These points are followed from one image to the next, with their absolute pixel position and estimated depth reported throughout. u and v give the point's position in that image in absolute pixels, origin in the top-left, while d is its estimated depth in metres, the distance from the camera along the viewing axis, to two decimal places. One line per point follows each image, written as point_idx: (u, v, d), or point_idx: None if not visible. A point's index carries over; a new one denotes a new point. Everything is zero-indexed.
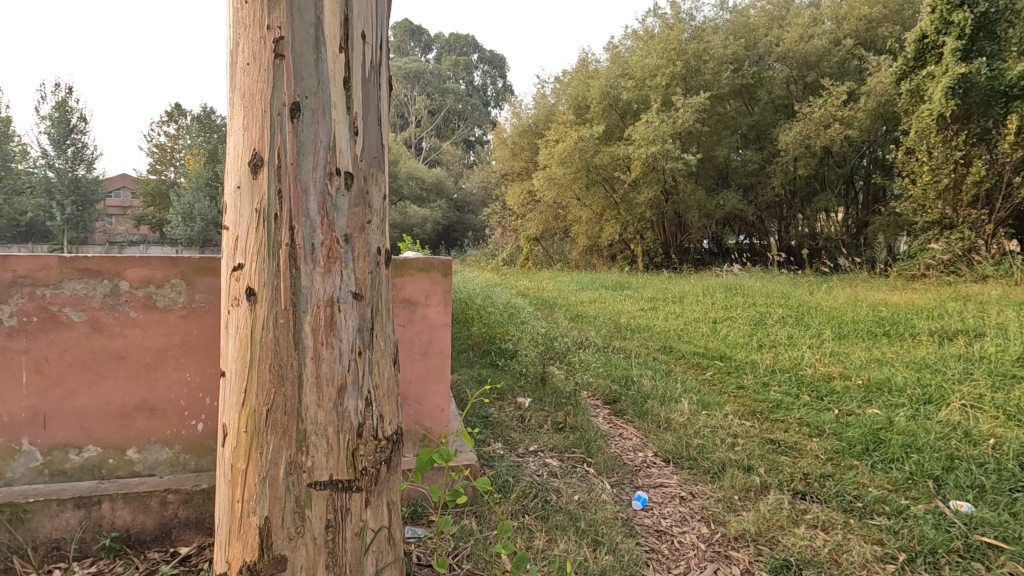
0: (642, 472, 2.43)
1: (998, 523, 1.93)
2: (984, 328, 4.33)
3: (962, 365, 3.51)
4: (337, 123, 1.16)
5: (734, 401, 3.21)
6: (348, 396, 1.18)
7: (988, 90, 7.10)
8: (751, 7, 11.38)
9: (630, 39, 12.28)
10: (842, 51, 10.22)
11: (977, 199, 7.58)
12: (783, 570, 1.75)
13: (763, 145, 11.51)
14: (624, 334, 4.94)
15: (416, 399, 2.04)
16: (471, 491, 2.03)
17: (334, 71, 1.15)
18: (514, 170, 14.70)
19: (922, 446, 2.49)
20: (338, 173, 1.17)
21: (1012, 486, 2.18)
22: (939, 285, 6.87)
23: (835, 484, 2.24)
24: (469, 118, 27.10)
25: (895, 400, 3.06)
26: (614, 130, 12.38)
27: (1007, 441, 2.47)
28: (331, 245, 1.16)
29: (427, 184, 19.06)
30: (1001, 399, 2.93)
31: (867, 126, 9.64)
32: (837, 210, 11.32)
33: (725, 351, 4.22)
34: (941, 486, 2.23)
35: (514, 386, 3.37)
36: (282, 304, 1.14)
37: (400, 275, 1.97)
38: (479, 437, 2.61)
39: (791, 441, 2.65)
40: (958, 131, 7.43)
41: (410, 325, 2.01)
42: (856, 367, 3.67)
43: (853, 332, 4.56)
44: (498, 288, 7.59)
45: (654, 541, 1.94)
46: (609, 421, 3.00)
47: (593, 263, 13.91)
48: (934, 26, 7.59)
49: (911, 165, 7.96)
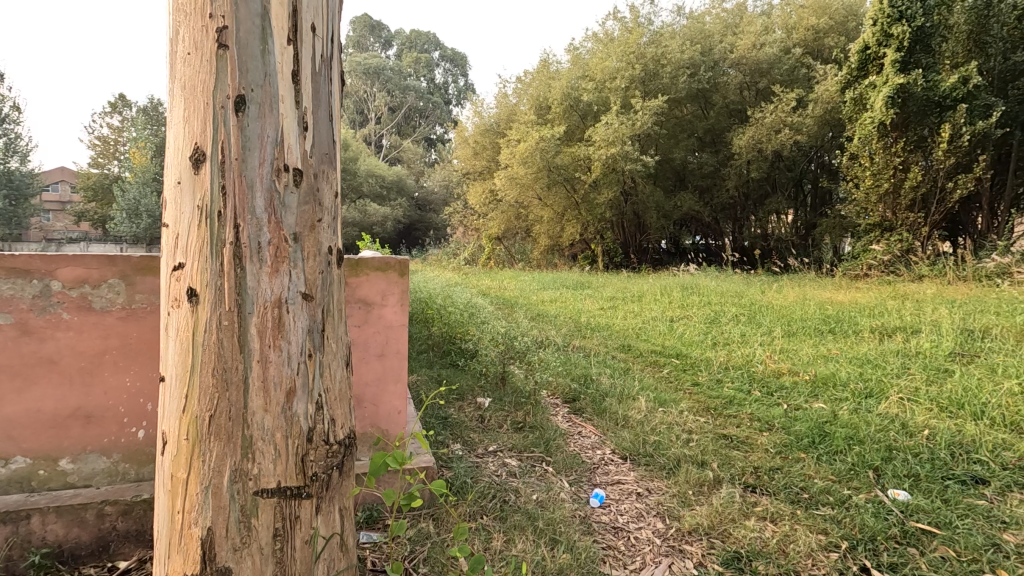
0: (600, 470, 2.45)
1: (932, 510, 2.04)
2: (920, 325, 4.59)
3: (900, 361, 3.71)
4: (285, 118, 1.12)
5: (689, 398, 3.29)
6: (297, 400, 1.14)
7: (924, 100, 7.52)
8: (707, 13, 11.69)
9: (590, 41, 12.49)
10: (791, 59, 10.58)
11: (914, 203, 8.02)
12: (734, 563, 1.80)
13: (718, 147, 11.84)
14: (584, 333, 5.00)
15: (373, 401, 2.00)
16: (428, 495, 2.01)
17: (281, 64, 1.11)
18: (475, 169, 14.67)
19: (863, 439, 2.61)
20: (286, 169, 1.13)
21: (944, 474, 2.31)
22: (880, 285, 7.22)
23: (783, 477, 2.32)
24: (430, 116, 26.88)
25: (839, 394, 3.20)
26: (575, 131, 12.52)
27: (939, 432, 2.62)
28: (279, 244, 1.12)
29: (387, 182, 18.79)
30: (934, 391, 3.10)
31: (814, 131, 10.06)
32: (787, 212, 11.80)
33: (681, 349, 4.32)
34: (880, 476, 2.34)
35: (473, 386, 3.35)
36: (226, 305, 1.09)
37: (355, 274, 1.92)
38: (438, 438, 2.58)
39: (742, 436, 2.73)
40: (897, 139, 7.82)
41: (366, 325, 1.96)
42: (804, 363, 3.82)
43: (802, 329, 4.74)
44: (459, 287, 7.56)
45: (610, 537, 1.97)
46: (569, 420, 3.02)
47: (555, 262, 14.02)
48: (876, 38, 7.99)
49: (855, 170, 8.38)
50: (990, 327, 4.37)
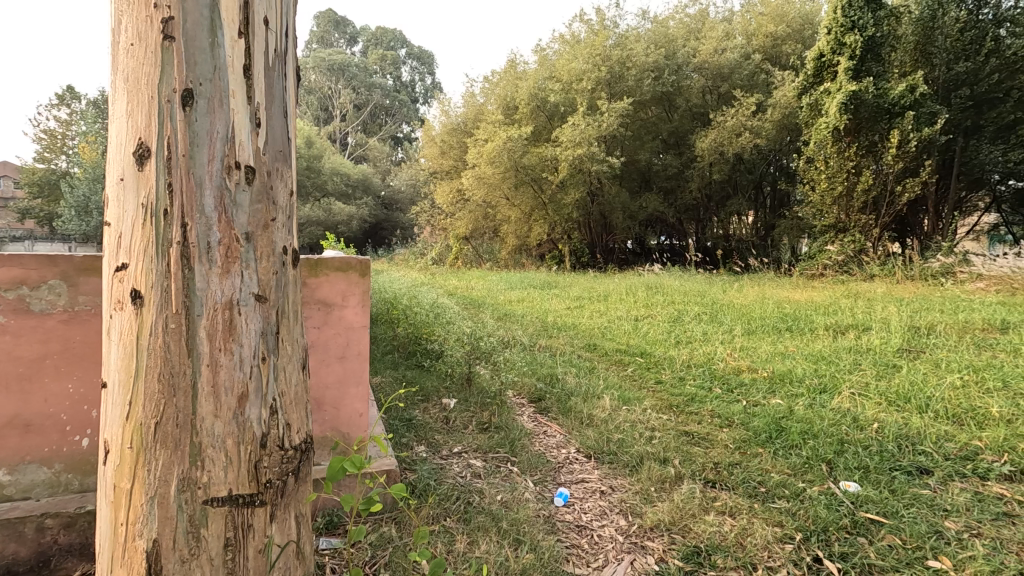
0: (564, 469, 2.47)
1: (880, 500, 2.12)
2: (871, 322, 4.78)
3: (852, 357, 3.85)
4: (236, 113, 1.09)
5: (653, 395, 3.35)
6: (250, 405, 1.10)
7: (875, 107, 7.86)
8: (671, 18, 11.92)
9: (557, 42, 12.58)
10: (751, 65, 10.87)
11: (867, 205, 8.34)
12: (694, 557, 1.84)
13: (681, 150, 12.09)
14: (551, 333, 5.03)
15: (333, 405, 1.96)
16: (388, 499, 1.98)
17: (232, 58, 1.07)
18: (442, 168, 14.56)
19: (817, 433, 2.70)
20: (237, 167, 1.09)
21: (892, 465, 2.41)
22: (836, 284, 7.47)
23: (742, 472, 2.38)
24: (397, 114, 26.59)
25: (795, 390, 3.30)
26: (542, 132, 12.60)
27: (888, 425, 2.74)
28: (230, 244, 1.08)
29: (352, 181, 18.47)
30: (883, 386, 3.24)
31: (773, 135, 10.37)
32: (748, 213, 12.10)
33: (645, 348, 4.38)
34: (833, 468, 2.43)
35: (438, 387, 3.33)
36: (173, 307, 1.05)
37: (314, 274, 1.88)
38: (401, 440, 2.55)
39: (703, 433, 2.79)
40: (850, 143, 8.15)
41: (326, 327, 1.92)
42: (762, 360, 3.94)
43: (761, 328, 4.87)
44: (425, 288, 7.48)
45: (574, 536, 1.98)
46: (534, 420, 3.02)
47: (522, 262, 14.05)
48: (830, 46, 8.34)
49: (811, 173, 8.67)
50: (934, 324, 4.60)
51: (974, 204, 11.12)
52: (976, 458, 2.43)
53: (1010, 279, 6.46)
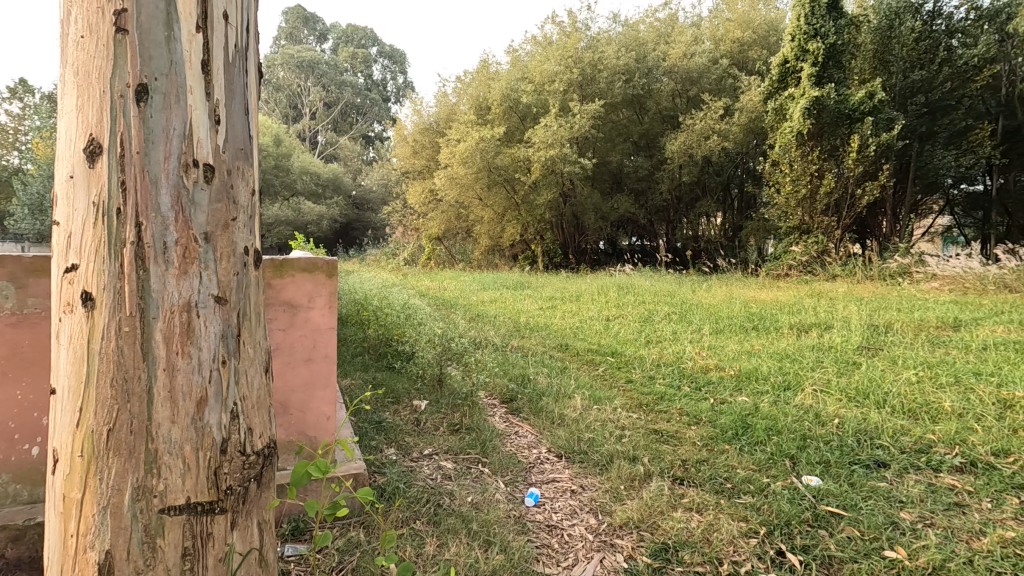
0: (535, 468, 2.47)
1: (839, 493, 2.19)
2: (832, 321, 4.94)
3: (815, 355, 3.97)
4: (194, 109, 1.05)
5: (623, 394, 3.39)
6: (209, 409, 1.07)
7: (837, 113, 8.13)
8: (641, 22, 12.09)
9: (529, 44, 12.63)
10: (719, 70, 11.09)
11: (829, 208, 8.60)
12: (661, 553, 1.86)
13: (652, 152, 12.27)
14: (523, 333, 5.04)
15: (299, 408, 1.92)
16: (357, 503, 1.95)
17: (189, 53, 1.04)
18: (415, 168, 14.44)
19: (781, 429, 2.77)
20: (195, 164, 1.06)
21: (852, 460, 2.49)
22: (800, 284, 7.67)
23: (709, 468, 2.42)
24: (368, 113, 26.30)
25: (761, 388, 3.39)
26: (515, 132, 12.64)
27: (847, 420, 2.83)
28: (188, 245, 1.05)
29: (323, 180, 18.18)
30: (844, 383, 3.35)
31: (740, 139, 10.59)
32: (716, 215, 12.35)
33: (616, 348, 4.42)
34: (796, 464, 2.49)
35: (409, 389, 3.30)
36: (127, 310, 1.01)
37: (280, 275, 1.84)
38: (371, 443, 2.52)
39: (672, 430, 2.83)
40: (813, 147, 8.40)
41: (291, 329, 1.88)
42: (729, 358, 4.02)
43: (729, 327, 4.97)
44: (397, 289, 7.42)
45: (544, 536, 1.98)
46: (506, 420, 3.03)
47: (495, 263, 14.06)
48: (794, 52, 8.55)
49: (776, 176, 8.88)
50: (891, 322, 4.78)
51: (929, 206, 11.60)
52: (930, 451, 2.53)
53: (962, 279, 6.74)
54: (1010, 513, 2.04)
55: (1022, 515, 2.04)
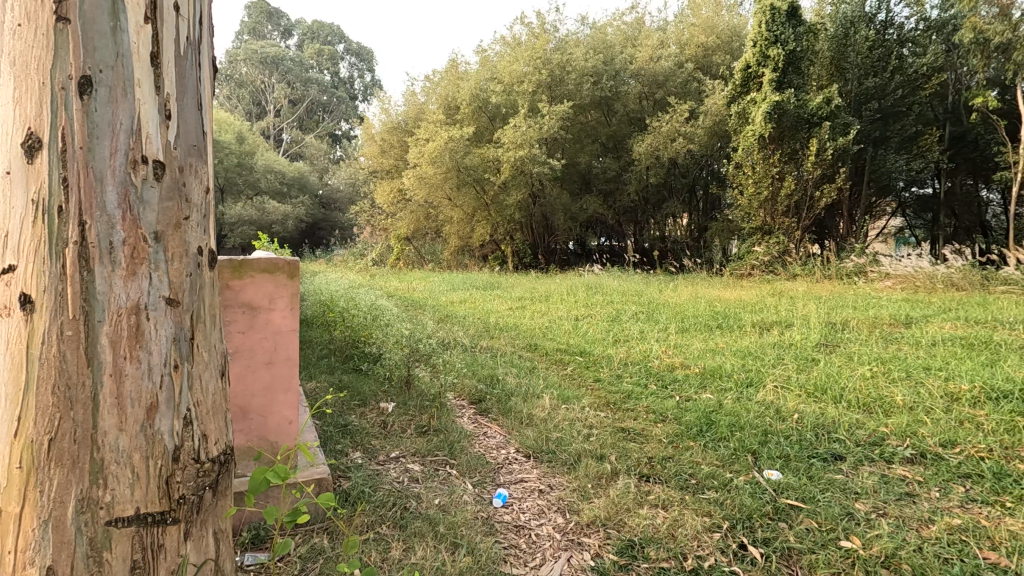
0: (503, 469, 2.47)
1: (798, 486, 2.26)
2: (792, 319, 5.09)
3: (776, 352, 4.09)
4: (143, 104, 1.01)
5: (591, 393, 3.41)
6: (160, 416, 1.03)
7: (796, 117, 8.40)
8: (609, 25, 12.23)
9: (498, 44, 12.63)
10: (684, 74, 11.30)
11: (789, 209, 8.85)
12: (628, 550, 1.88)
13: (620, 153, 12.43)
14: (492, 333, 5.03)
15: (260, 412, 1.87)
16: (318, 509, 1.91)
17: (138, 44, 1.00)
18: (383, 167, 14.27)
19: (743, 425, 2.84)
20: (144, 162, 1.02)
21: (810, 453, 2.56)
22: (762, 284, 7.89)
23: (675, 465, 2.46)
24: (335, 111, 25.87)
25: (725, 384, 3.47)
26: (484, 133, 12.63)
27: (806, 415, 2.92)
28: (137, 245, 1.01)
29: (288, 179, 17.77)
30: (803, 379, 3.45)
31: (705, 141, 10.80)
32: (682, 216, 12.60)
33: (585, 347, 4.45)
34: (757, 458, 2.55)
35: (376, 391, 3.25)
36: (70, 313, 0.96)
37: (238, 276, 1.78)
38: (336, 447, 2.47)
39: (639, 428, 2.87)
40: (774, 151, 8.65)
41: (251, 332, 1.83)
42: (694, 356, 4.10)
43: (694, 326, 5.07)
44: (364, 289, 7.32)
45: (512, 537, 1.98)
46: (475, 421, 3.01)
47: (465, 263, 14.02)
48: (756, 58, 8.76)
49: (739, 179, 9.09)
50: (848, 320, 4.96)
51: (883, 208, 12.15)
52: (883, 443, 2.63)
53: (913, 278, 7.04)
54: (957, 501, 2.14)
55: (968, 502, 2.14)
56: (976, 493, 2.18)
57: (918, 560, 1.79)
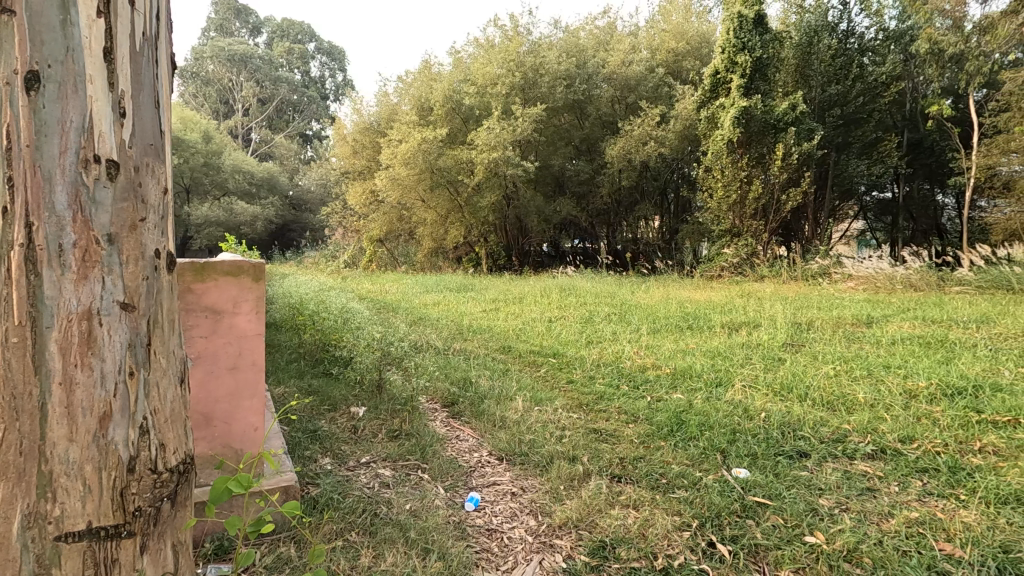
0: (476, 472, 2.45)
1: (765, 484, 2.30)
2: (760, 319, 5.20)
3: (744, 352, 4.17)
4: (95, 101, 0.97)
5: (564, 395, 3.43)
6: (114, 425, 1.00)
7: (763, 122, 8.61)
8: (582, 29, 12.32)
9: (471, 46, 12.62)
10: (656, 78, 11.45)
11: (757, 212, 9.06)
12: (599, 551, 1.89)
13: (593, 156, 12.53)
14: (466, 336, 5.01)
15: (224, 419, 1.82)
16: (283, 518, 1.86)
17: (90, 39, 0.96)
18: (355, 168, 14.09)
19: (712, 424, 2.89)
20: (96, 161, 0.98)
21: (777, 451, 2.62)
22: (731, 285, 8.05)
23: (646, 465, 2.48)
24: (306, 111, 25.45)
25: (695, 384, 3.52)
26: (457, 134, 12.60)
27: (773, 414, 2.99)
28: (88, 247, 0.97)
29: (257, 179, 17.40)
30: (770, 378, 3.53)
31: (676, 145, 10.97)
32: (654, 219, 12.78)
33: (558, 349, 4.47)
34: (726, 457, 2.59)
35: (347, 395, 3.20)
36: (16, 319, 0.92)
37: (201, 279, 1.73)
38: (304, 453, 2.43)
39: (611, 429, 2.89)
40: (742, 155, 8.84)
41: (215, 336, 1.78)
42: (665, 357, 4.15)
43: (666, 326, 5.14)
44: (335, 292, 7.22)
45: (484, 540, 1.97)
46: (447, 424, 2.99)
47: (438, 265, 13.96)
48: (724, 64, 8.92)
49: (709, 182, 9.25)
50: (813, 320, 5.10)
51: (846, 212, 12.54)
52: (846, 439, 2.71)
53: (875, 279, 7.28)
54: (915, 494, 2.21)
55: (925, 496, 2.21)
56: (933, 487, 2.26)
57: (878, 553, 1.84)
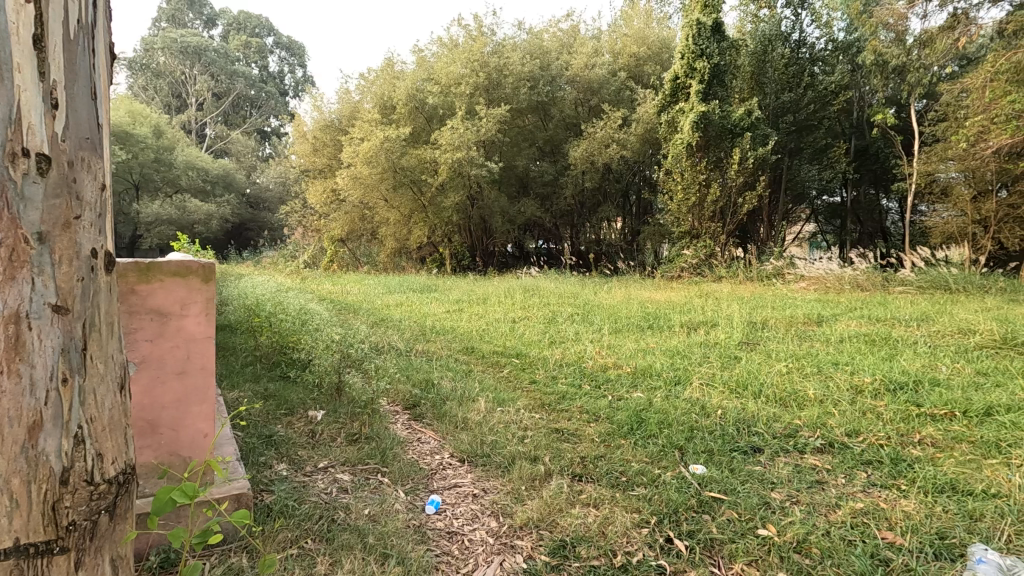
0: (437, 475, 2.43)
1: (721, 479, 2.37)
2: (717, 319, 5.35)
3: (702, 351, 4.28)
4: (24, 90, 0.91)
5: (527, 395, 3.43)
6: (45, 435, 0.94)
7: (721, 127, 8.87)
8: (545, 31, 12.39)
9: (435, 45, 12.54)
10: (617, 82, 11.62)
11: (715, 214, 9.30)
12: (560, 550, 1.90)
13: (556, 158, 12.64)
14: (428, 337, 4.97)
15: (171, 427, 1.75)
16: (231, 528, 1.80)
17: (17, 24, 0.90)
18: (315, 167, 13.80)
19: (671, 422, 2.95)
20: (24, 155, 0.92)
21: (732, 447, 2.69)
22: (691, 285, 8.25)
23: (606, 464, 2.51)
24: (264, 107, 24.75)
25: (654, 383, 3.59)
26: (420, 134, 12.47)
27: (729, 410, 3.07)
28: (16, 247, 0.91)
29: (211, 176, 16.81)
30: (726, 376, 3.63)
31: (637, 148, 11.15)
32: (616, 220, 12.97)
33: (521, 349, 4.49)
34: (684, 454, 2.65)
35: (305, 399, 3.12)
36: None
37: (146, 280, 1.65)
38: (259, 459, 2.35)
39: (572, 429, 2.91)
40: (701, 159, 9.07)
41: (161, 339, 1.70)
42: (626, 356, 4.21)
43: (627, 326, 5.23)
44: (294, 293, 7.05)
45: (445, 543, 1.95)
46: (409, 427, 2.95)
47: (401, 265, 13.82)
48: (683, 69, 9.12)
49: (669, 184, 9.44)
50: (767, 319, 5.28)
51: (799, 214, 13.03)
52: (797, 435, 2.80)
53: (825, 280, 7.59)
54: (860, 486, 2.31)
55: (870, 487, 2.31)
56: (876, 478, 2.37)
57: (826, 543, 1.91)
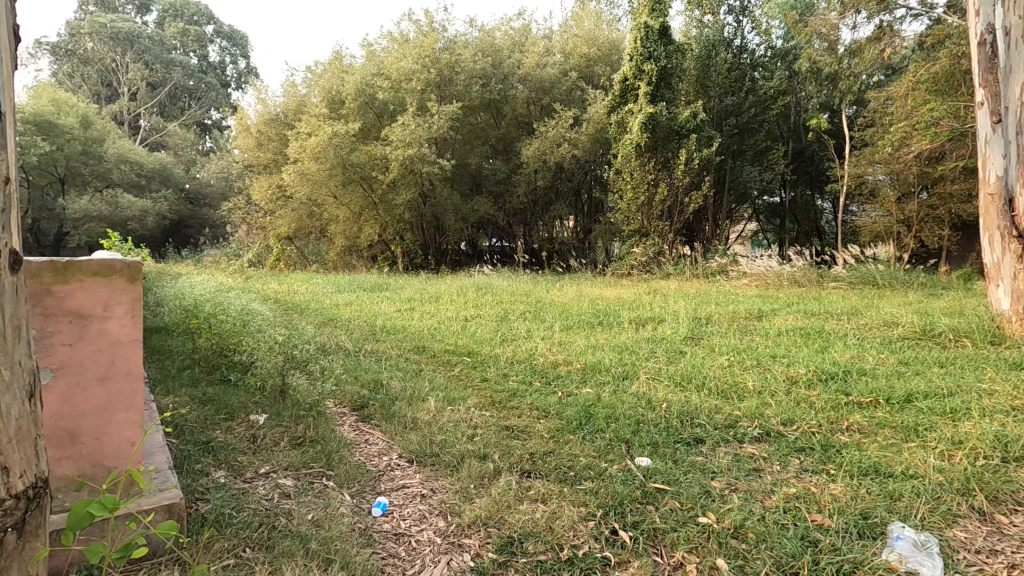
0: (384, 476, 2.39)
1: (665, 471, 2.43)
2: (664, 315, 5.51)
3: (651, 346, 4.38)
4: None
5: (477, 393, 3.42)
6: None
7: (668, 128, 9.11)
8: (497, 30, 12.37)
9: (384, 39, 12.30)
10: (568, 81, 11.74)
11: (663, 213, 9.56)
12: (507, 546, 1.91)
13: (509, 156, 12.68)
14: (378, 337, 4.87)
15: (93, 435, 1.65)
16: (157, 540, 1.71)
17: None
18: (260, 162, 13.31)
19: (618, 417, 3.01)
20: None
21: (676, 439, 2.77)
22: (641, 282, 8.46)
23: (555, 459, 2.54)
24: (204, 98, 23.65)
25: (603, 378, 3.66)
26: (370, 130, 12.20)
27: (673, 404, 3.17)
28: None
29: (146, 170, 15.90)
30: (672, 370, 3.74)
31: (588, 147, 11.31)
32: (568, 219, 13.13)
33: (472, 348, 4.47)
34: (631, 447, 2.71)
35: (246, 403, 3.00)
36: None
37: (63, 280, 1.55)
38: (194, 467, 2.25)
39: (522, 426, 2.92)
40: (649, 159, 9.29)
41: (80, 343, 1.60)
42: (576, 353, 4.28)
43: (577, 323, 5.30)
44: (236, 293, 6.77)
45: (391, 545, 1.92)
46: (356, 429, 2.89)
47: (352, 264, 13.55)
48: (632, 71, 9.27)
49: (619, 184, 9.61)
50: (711, 314, 5.48)
51: (741, 214, 13.57)
52: (737, 425, 2.92)
53: (765, 277, 7.94)
54: (793, 472, 2.44)
55: (802, 472, 2.44)
56: (808, 464, 2.50)
57: (761, 528, 2.00)
